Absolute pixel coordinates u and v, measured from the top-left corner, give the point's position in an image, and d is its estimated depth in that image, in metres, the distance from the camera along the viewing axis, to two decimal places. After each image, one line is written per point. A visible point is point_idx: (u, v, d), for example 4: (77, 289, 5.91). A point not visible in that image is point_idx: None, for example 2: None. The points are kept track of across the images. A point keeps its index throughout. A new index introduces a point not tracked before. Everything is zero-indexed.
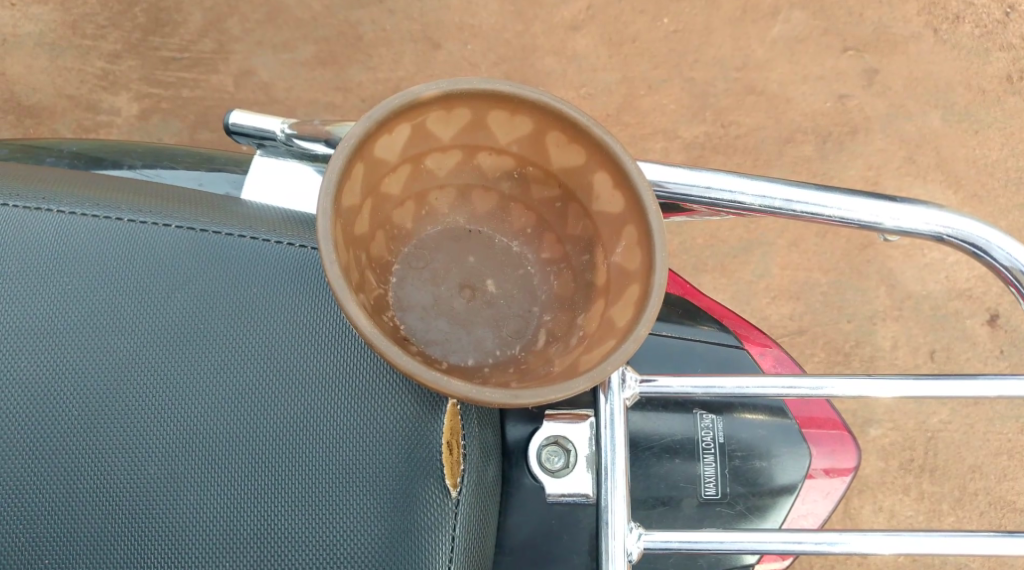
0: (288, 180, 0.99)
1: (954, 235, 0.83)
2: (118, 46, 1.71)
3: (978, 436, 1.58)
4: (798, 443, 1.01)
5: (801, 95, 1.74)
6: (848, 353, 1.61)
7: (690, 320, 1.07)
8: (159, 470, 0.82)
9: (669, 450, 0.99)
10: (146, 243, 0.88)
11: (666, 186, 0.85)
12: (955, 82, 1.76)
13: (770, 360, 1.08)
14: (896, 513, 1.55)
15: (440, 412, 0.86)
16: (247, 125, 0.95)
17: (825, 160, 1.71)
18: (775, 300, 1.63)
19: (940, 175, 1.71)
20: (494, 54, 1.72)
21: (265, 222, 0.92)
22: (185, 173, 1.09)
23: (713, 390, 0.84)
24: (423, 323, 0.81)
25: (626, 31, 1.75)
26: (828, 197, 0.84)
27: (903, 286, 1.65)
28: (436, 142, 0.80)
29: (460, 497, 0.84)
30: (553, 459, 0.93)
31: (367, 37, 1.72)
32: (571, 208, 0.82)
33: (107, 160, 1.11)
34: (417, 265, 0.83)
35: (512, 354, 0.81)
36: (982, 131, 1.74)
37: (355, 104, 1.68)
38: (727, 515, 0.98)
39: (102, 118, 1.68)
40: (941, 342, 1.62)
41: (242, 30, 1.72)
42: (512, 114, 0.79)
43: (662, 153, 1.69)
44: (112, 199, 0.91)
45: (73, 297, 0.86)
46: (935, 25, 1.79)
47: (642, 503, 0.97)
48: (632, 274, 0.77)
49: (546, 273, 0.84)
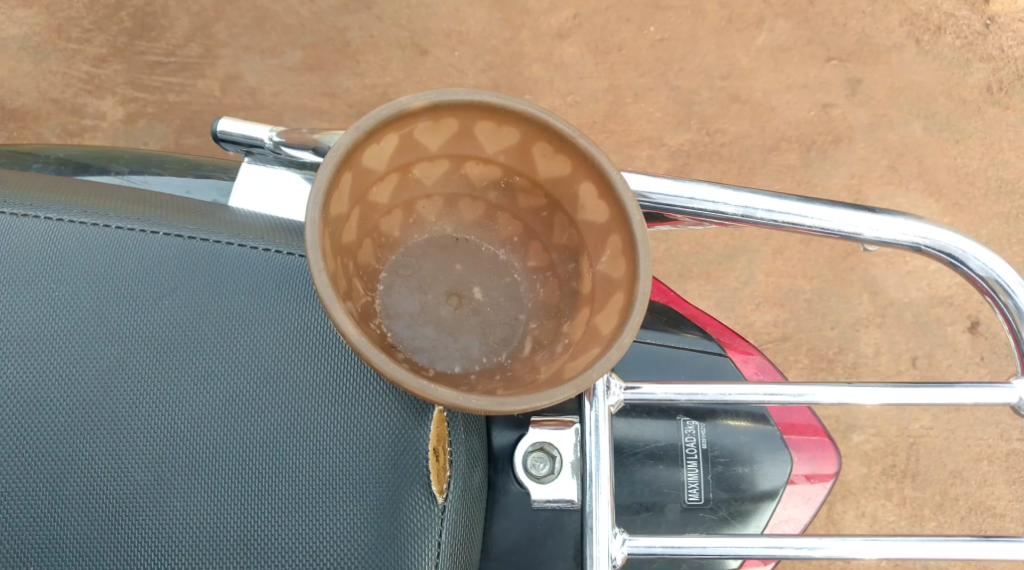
0: (274, 188, 1.00)
1: (932, 245, 0.84)
2: (104, 50, 1.71)
3: (959, 441, 1.60)
4: (779, 449, 1.02)
5: (785, 103, 1.75)
6: (831, 360, 1.63)
7: (674, 327, 1.08)
8: (146, 475, 0.83)
9: (653, 456, 1.00)
10: (136, 249, 0.89)
11: (651, 196, 0.86)
12: (936, 91, 1.79)
13: (753, 367, 1.10)
14: (878, 519, 1.56)
15: (426, 419, 0.87)
16: (235, 132, 0.95)
17: (809, 168, 1.73)
18: (760, 307, 1.65)
19: (921, 184, 1.73)
20: (481, 61, 1.73)
21: (253, 230, 0.92)
22: (173, 179, 1.10)
23: (695, 397, 0.86)
24: (410, 331, 0.82)
25: (612, 39, 1.76)
26: (809, 207, 0.85)
27: (885, 294, 1.67)
28: (423, 152, 0.81)
29: (446, 503, 0.85)
30: (539, 465, 0.93)
31: (355, 43, 1.73)
32: (557, 217, 0.83)
33: (94, 166, 1.11)
34: (405, 273, 0.84)
35: (498, 361, 0.82)
36: (963, 141, 1.76)
37: (343, 110, 1.69)
38: (710, 520, 0.99)
39: (87, 122, 1.68)
40: (922, 350, 1.64)
41: (229, 35, 1.72)
42: (498, 124, 0.80)
43: (647, 160, 1.70)
44: (99, 206, 0.92)
45: (62, 302, 0.86)
46: (917, 35, 1.82)
47: (627, 508, 0.98)
48: (617, 282, 0.78)
49: (533, 281, 0.85)
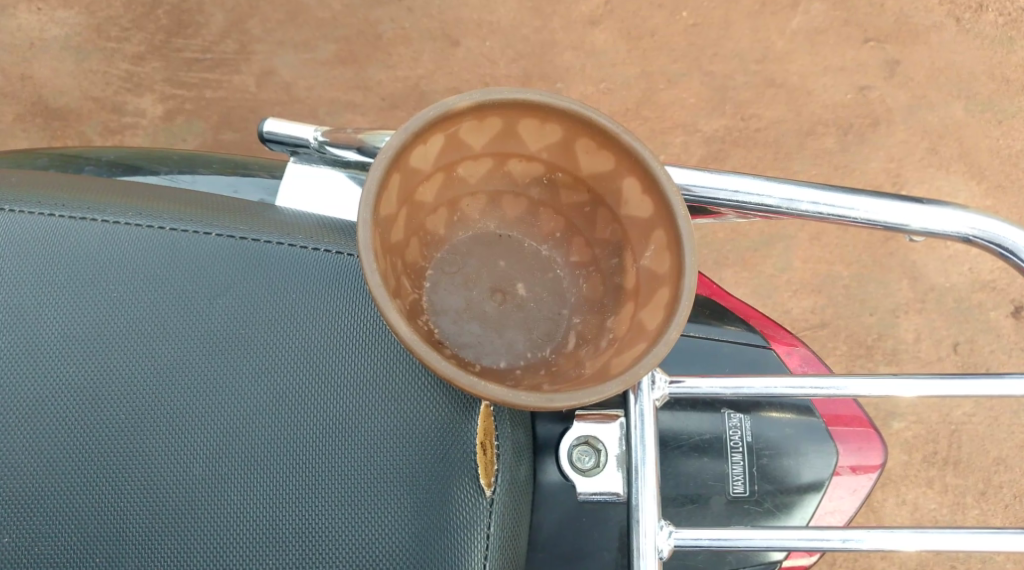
0: (321, 187, 1.01)
1: (981, 236, 0.83)
2: (142, 48, 1.74)
3: (1002, 428, 1.59)
4: (825, 441, 1.03)
5: (821, 87, 1.74)
6: (870, 347, 1.63)
7: (717, 320, 1.08)
8: (204, 470, 0.85)
9: (697, 447, 1.00)
10: (190, 251, 0.91)
11: (694, 190, 0.86)
12: (977, 71, 1.77)
13: (797, 359, 1.09)
14: (920, 507, 1.56)
15: (473, 414, 0.88)
16: (281, 133, 0.96)
17: (846, 152, 1.72)
18: (797, 294, 1.65)
19: (962, 166, 1.72)
20: (513, 51, 1.73)
21: (302, 230, 0.94)
22: (220, 179, 1.11)
23: (741, 391, 0.86)
24: (456, 327, 0.83)
25: (644, 25, 1.76)
26: (854, 199, 0.84)
27: (926, 279, 1.66)
28: (468, 151, 0.82)
29: (494, 496, 0.86)
30: (585, 458, 0.94)
31: (387, 35, 1.74)
32: (599, 212, 0.84)
33: (143, 167, 1.13)
34: (450, 270, 0.85)
35: (543, 356, 0.83)
36: (1005, 122, 1.75)
37: (376, 103, 1.71)
38: (755, 512, 1.00)
39: (127, 120, 1.71)
40: (964, 335, 1.63)
41: (263, 30, 1.74)
42: (542, 122, 0.80)
43: (681, 147, 1.70)
44: (153, 208, 0.94)
45: (120, 303, 0.88)
46: (957, 14, 1.79)
47: (671, 500, 0.99)
48: (661, 277, 0.79)
49: (575, 275, 0.86)
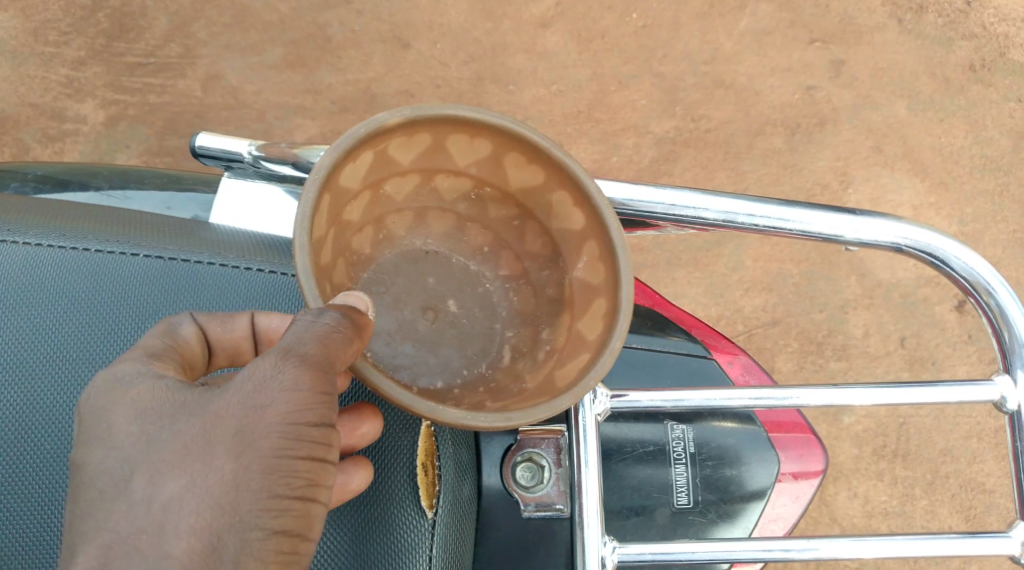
0: (257, 204, 0.99)
1: (914, 245, 0.84)
2: (82, 53, 1.70)
3: (948, 419, 1.61)
4: (766, 450, 1.03)
5: (768, 87, 1.75)
6: (820, 343, 1.64)
7: (660, 331, 1.08)
8: None
9: (642, 458, 1.00)
10: (116, 273, 0.88)
11: (631, 204, 0.86)
12: (919, 71, 1.79)
13: (738, 368, 1.10)
14: (871, 499, 1.57)
15: (414, 433, 0.87)
16: (213, 147, 0.93)
17: (794, 151, 1.73)
18: (748, 292, 1.65)
19: (906, 164, 1.74)
20: (463, 53, 1.72)
21: (235, 249, 0.92)
22: (154, 195, 1.09)
23: (682, 404, 0.86)
24: (388, 348, 0.81)
25: (594, 27, 1.75)
26: (789, 210, 0.85)
27: (873, 275, 1.67)
28: (396, 168, 0.81)
29: (436, 517, 0.85)
30: (527, 475, 0.94)
31: (336, 38, 1.71)
32: (529, 225, 0.84)
33: (75, 182, 1.10)
34: (377, 290, 0.83)
35: (480, 373, 0.82)
36: (947, 120, 1.76)
37: (325, 105, 1.68)
38: (699, 523, 0.99)
39: (68, 126, 1.67)
40: (910, 330, 1.65)
41: (208, 34, 1.71)
42: (472, 137, 0.80)
43: (633, 148, 1.70)
44: (79, 229, 0.91)
45: (45, 330, 0.86)
46: (899, 15, 1.81)
47: (617, 513, 0.98)
48: (597, 288, 0.80)
49: (507, 289, 0.85)
